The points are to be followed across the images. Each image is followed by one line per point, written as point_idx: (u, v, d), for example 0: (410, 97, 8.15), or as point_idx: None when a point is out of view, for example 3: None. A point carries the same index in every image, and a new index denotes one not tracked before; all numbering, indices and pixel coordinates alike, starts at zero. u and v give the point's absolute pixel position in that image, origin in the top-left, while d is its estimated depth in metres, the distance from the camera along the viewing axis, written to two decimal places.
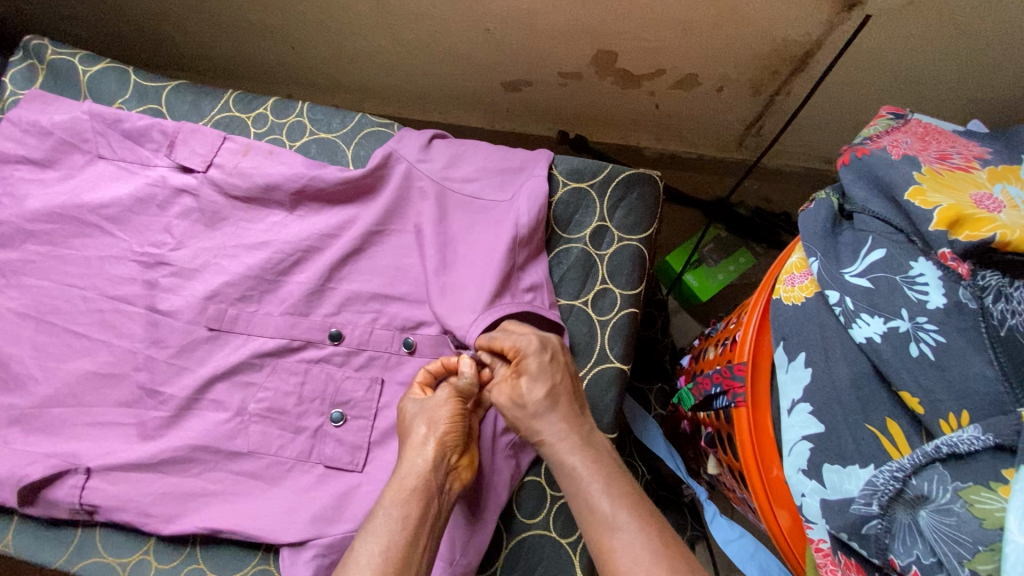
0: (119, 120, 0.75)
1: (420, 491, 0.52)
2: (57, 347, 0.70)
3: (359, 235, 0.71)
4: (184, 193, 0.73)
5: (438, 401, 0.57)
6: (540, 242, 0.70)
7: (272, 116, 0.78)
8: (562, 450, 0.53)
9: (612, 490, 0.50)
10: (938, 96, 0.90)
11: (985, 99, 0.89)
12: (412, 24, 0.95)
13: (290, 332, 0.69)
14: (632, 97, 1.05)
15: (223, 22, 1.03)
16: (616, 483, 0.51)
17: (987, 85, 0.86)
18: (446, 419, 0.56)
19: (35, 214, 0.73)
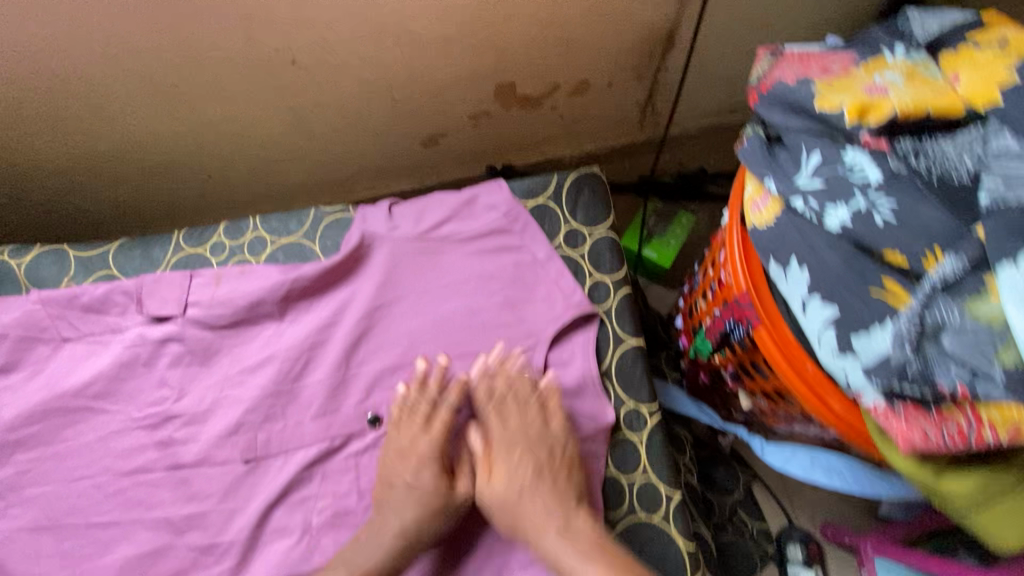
0: (75, 296, 0.73)
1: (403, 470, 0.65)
2: (85, 546, 0.65)
3: (362, 318, 0.74)
4: (168, 341, 0.71)
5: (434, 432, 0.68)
6: (551, 260, 0.76)
7: (227, 240, 0.78)
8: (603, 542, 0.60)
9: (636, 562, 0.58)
10: (784, 31, 1.05)
11: (817, 22, 1.05)
12: (322, 115, 0.99)
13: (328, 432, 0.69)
14: (538, 116, 1.14)
15: (135, 175, 1.03)
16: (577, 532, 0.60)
17: (816, 10, 1.02)
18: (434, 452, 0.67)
19: (14, 421, 0.69)
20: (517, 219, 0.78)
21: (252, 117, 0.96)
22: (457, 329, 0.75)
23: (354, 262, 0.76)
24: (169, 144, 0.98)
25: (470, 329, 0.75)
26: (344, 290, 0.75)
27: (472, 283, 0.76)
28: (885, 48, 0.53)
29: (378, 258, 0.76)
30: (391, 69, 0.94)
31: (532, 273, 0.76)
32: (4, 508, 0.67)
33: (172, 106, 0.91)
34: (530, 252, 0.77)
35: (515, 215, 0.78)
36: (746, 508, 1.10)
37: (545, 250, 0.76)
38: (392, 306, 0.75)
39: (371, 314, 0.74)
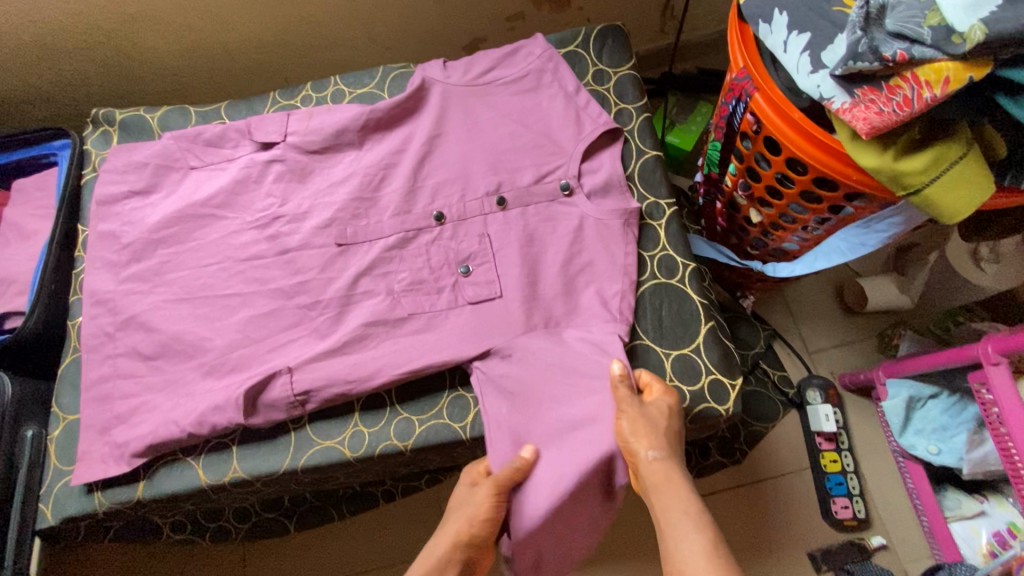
0: (199, 133, 0.91)
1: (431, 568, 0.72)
2: (216, 310, 0.83)
3: (426, 143, 0.89)
4: (273, 162, 0.89)
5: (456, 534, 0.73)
6: (582, 92, 0.90)
7: (314, 93, 0.95)
8: (661, 466, 0.63)
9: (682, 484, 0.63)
10: None
11: None
12: (382, 15, 1.17)
13: (402, 225, 0.84)
14: (568, 17, 1.29)
15: (227, 75, 1.22)
16: (668, 467, 0.63)
17: None
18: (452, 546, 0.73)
19: (157, 224, 0.87)
20: (553, 61, 0.91)
21: (326, 15, 1.14)
22: (504, 150, 0.88)
23: (418, 102, 0.91)
24: (257, 45, 1.17)
25: (514, 150, 0.88)
26: (410, 124, 0.91)
27: (515, 115, 0.90)
28: None
29: (437, 97, 0.91)
30: None
31: (566, 104, 0.89)
32: (152, 287, 0.85)
33: (262, 7, 1.09)
34: (564, 84, 0.90)
35: (551, 58, 0.92)
36: (766, 359, 1.20)
37: (577, 84, 0.90)
38: (449, 134, 0.90)
39: (433, 140, 0.89)
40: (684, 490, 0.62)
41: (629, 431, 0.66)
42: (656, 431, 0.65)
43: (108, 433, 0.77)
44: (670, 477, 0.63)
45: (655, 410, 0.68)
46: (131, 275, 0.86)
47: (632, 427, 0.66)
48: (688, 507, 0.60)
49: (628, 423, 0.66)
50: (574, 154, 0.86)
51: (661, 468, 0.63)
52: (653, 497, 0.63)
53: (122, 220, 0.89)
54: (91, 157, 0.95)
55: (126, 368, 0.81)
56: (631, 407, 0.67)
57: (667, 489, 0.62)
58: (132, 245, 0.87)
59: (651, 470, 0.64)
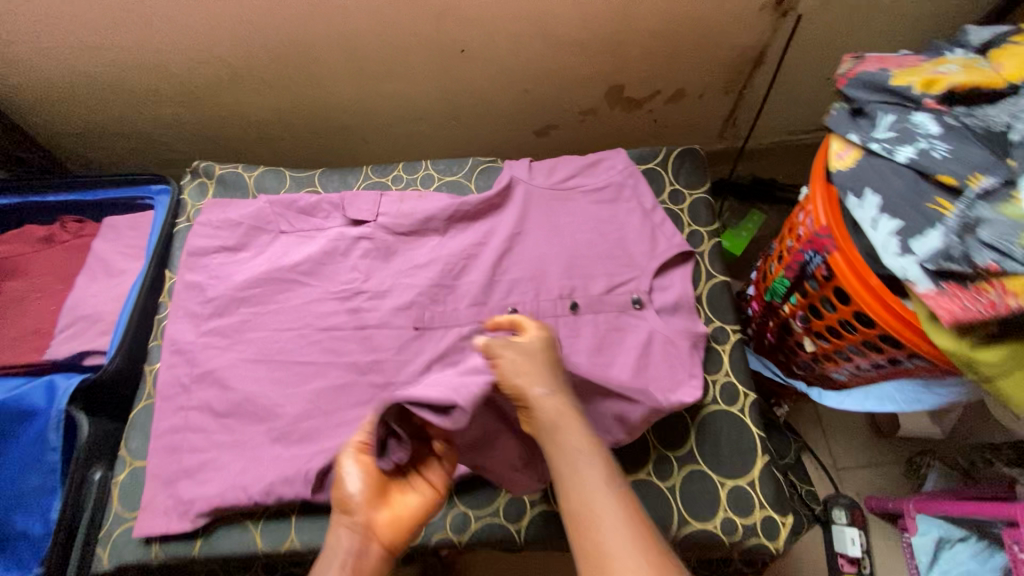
0: (294, 200, 0.97)
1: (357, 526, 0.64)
2: (291, 376, 0.86)
3: (506, 240, 0.94)
4: (362, 239, 0.94)
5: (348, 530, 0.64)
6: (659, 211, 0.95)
7: (405, 175, 1.02)
8: (601, 502, 0.57)
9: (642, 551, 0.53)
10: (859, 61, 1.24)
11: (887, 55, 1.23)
12: (466, 99, 1.25)
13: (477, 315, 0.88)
14: (637, 116, 1.37)
15: (312, 132, 1.29)
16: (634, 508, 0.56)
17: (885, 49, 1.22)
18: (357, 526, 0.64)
19: (244, 283, 0.92)
20: (634, 177, 0.97)
21: (416, 92, 1.21)
22: (579, 256, 0.93)
23: (501, 198, 0.97)
24: (347, 112, 1.24)
25: (589, 256, 0.92)
26: (491, 217, 0.96)
27: (593, 222, 0.95)
28: (948, 52, 0.72)
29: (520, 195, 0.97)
30: (532, 63, 1.17)
31: (642, 219, 0.94)
32: (230, 344, 0.89)
33: (360, 81, 1.17)
34: (642, 201, 0.95)
35: (633, 173, 0.98)
36: (795, 473, 1.21)
37: (655, 202, 0.96)
38: (528, 233, 0.95)
39: (514, 237, 0.94)
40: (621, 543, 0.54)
41: (523, 382, 0.63)
42: (553, 402, 0.62)
43: (172, 487, 0.79)
44: (590, 460, 0.59)
45: (551, 376, 0.65)
46: (212, 329, 0.89)
47: (516, 376, 0.63)
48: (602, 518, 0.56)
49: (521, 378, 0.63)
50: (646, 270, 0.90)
51: (619, 506, 0.57)
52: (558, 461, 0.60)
53: (210, 273, 0.94)
54: (186, 207, 1.01)
55: (196, 422, 0.83)
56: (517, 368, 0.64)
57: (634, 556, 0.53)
58: (217, 300, 0.91)
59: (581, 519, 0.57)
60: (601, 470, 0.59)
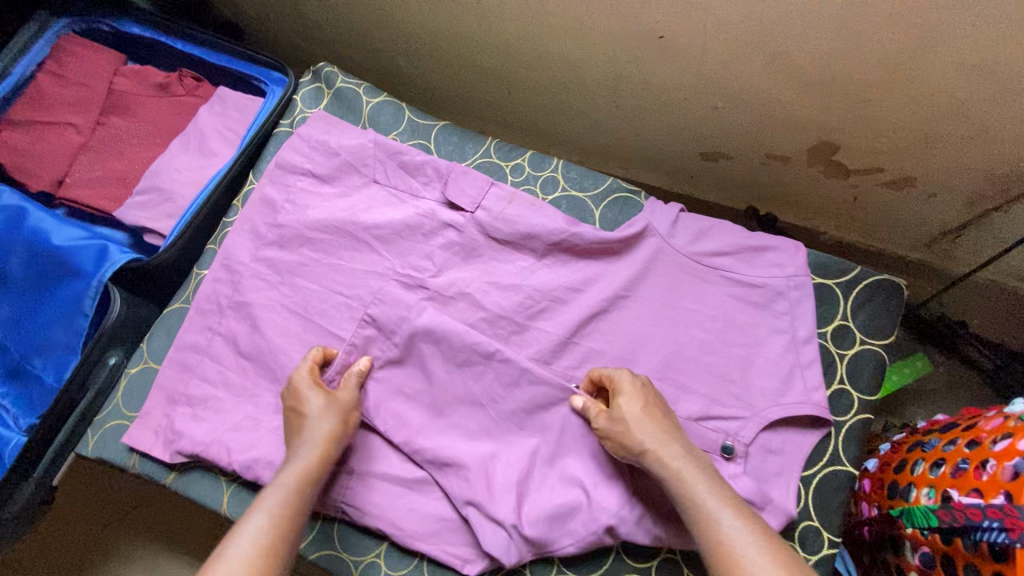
0: (400, 152, 0.83)
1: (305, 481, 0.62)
2: (321, 348, 0.77)
3: (607, 298, 0.76)
4: (449, 227, 0.80)
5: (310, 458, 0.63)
6: (812, 347, 0.72)
7: (529, 168, 0.84)
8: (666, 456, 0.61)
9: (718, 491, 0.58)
10: None
11: None
12: (640, 93, 1.02)
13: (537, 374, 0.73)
14: (834, 186, 1.07)
15: (456, 63, 1.13)
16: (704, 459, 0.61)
17: None
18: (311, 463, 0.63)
19: (314, 223, 0.82)
20: (798, 290, 0.74)
21: (585, 66, 1.01)
22: (683, 358, 0.74)
23: (624, 246, 0.78)
24: (502, 57, 1.07)
25: (695, 365, 0.73)
26: (603, 262, 0.78)
27: (720, 324, 0.75)
28: None
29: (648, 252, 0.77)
30: (737, 83, 0.92)
31: (782, 350, 0.73)
32: (277, 282, 0.81)
33: (530, 28, 0.98)
34: (795, 327, 0.73)
35: (802, 285, 0.74)
36: None
37: (811, 335, 0.73)
38: (636, 302, 0.76)
39: (618, 299, 0.76)
40: (255, 534, 0.55)
41: (624, 409, 0.64)
42: (657, 421, 0.63)
43: (172, 409, 0.75)
44: (708, 482, 0.58)
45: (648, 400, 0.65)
46: (267, 258, 0.82)
47: (623, 402, 0.64)
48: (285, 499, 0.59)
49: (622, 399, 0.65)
50: (755, 417, 0.70)
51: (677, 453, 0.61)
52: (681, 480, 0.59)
53: (289, 196, 0.84)
54: (294, 110, 0.90)
55: (217, 350, 0.78)
56: (622, 386, 0.66)
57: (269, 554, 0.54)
58: (283, 229, 0.82)
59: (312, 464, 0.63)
60: (717, 487, 0.58)
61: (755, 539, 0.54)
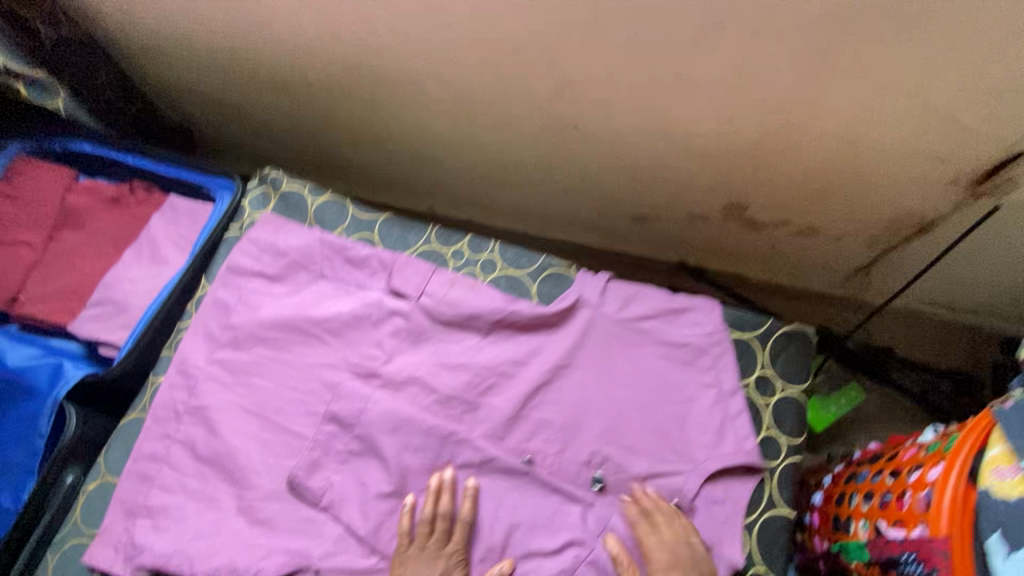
0: (345, 247, 0.89)
1: None
2: (280, 444, 0.79)
3: (549, 369, 0.81)
4: (395, 314, 0.84)
5: None
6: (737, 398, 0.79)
7: (468, 252, 0.91)
8: None
9: None
10: None
11: None
12: (569, 170, 1.11)
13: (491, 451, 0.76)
14: (753, 237, 1.17)
15: (400, 152, 1.21)
16: None
17: None
18: None
19: (266, 322, 0.86)
20: (717, 347, 0.81)
21: (517, 151, 1.10)
22: (623, 419, 0.79)
23: (560, 318, 0.84)
24: (441, 145, 1.15)
25: (636, 425, 0.78)
26: (543, 334, 0.84)
27: (653, 383, 0.81)
28: None
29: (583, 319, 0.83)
30: (650, 158, 1.02)
31: (710, 403, 0.79)
32: (233, 383, 0.83)
33: (461, 122, 1.07)
34: (717, 381, 0.80)
35: (720, 341, 0.81)
36: None
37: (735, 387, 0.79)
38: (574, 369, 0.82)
39: (559, 369, 0.81)
40: None
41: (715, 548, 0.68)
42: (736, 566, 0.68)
43: (132, 522, 0.75)
44: None
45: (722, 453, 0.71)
46: (222, 360, 0.84)
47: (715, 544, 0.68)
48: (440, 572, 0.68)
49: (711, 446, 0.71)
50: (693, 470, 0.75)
51: None
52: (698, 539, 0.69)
53: (241, 297, 0.89)
54: (243, 214, 0.96)
55: (176, 458, 0.79)
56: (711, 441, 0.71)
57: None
58: (236, 330, 0.86)
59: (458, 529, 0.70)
60: None
61: None
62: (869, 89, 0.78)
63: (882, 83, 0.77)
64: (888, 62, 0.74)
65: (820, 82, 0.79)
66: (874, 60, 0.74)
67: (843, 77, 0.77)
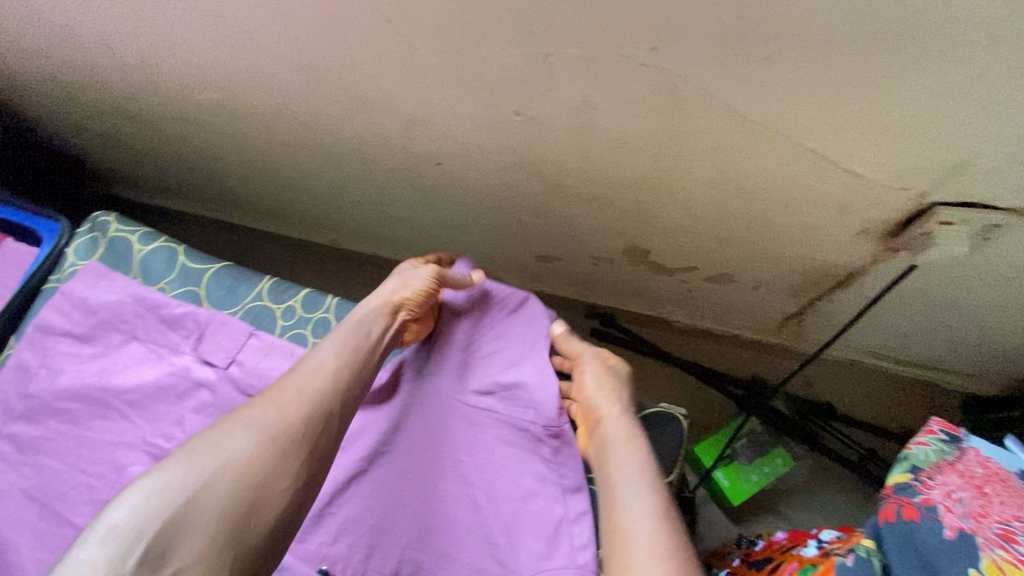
0: (160, 305, 0.79)
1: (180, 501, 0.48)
2: (56, 538, 0.70)
3: (365, 456, 0.70)
4: (201, 387, 0.74)
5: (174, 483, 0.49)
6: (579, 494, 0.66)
7: (300, 309, 0.80)
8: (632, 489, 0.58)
9: (655, 510, 0.56)
10: (1001, 315, 0.84)
11: None
12: (451, 207, 0.99)
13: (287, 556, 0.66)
14: (664, 281, 1.03)
15: (279, 183, 1.10)
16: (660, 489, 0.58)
17: None
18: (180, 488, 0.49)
19: (63, 391, 0.76)
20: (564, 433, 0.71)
21: (392, 186, 0.99)
22: (443, 521, 0.67)
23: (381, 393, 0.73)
24: (315, 178, 1.04)
25: (457, 528, 0.66)
26: (367, 409, 0.74)
27: (484, 475, 0.68)
28: None
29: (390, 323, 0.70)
30: (528, 199, 0.88)
31: (547, 502, 0.66)
32: (19, 462, 0.74)
33: (325, 156, 0.96)
34: (557, 475, 0.67)
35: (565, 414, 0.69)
36: None
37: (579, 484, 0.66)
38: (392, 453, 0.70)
39: (376, 455, 0.70)
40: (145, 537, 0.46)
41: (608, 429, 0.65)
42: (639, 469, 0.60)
43: None
44: (649, 511, 0.56)
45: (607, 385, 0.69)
46: (12, 435, 0.75)
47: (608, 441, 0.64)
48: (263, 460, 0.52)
49: (590, 373, 0.69)
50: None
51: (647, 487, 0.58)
52: (607, 443, 0.64)
53: (44, 360, 0.79)
54: (65, 264, 0.86)
55: None
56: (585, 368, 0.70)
57: (183, 500, 0.48)
58: (33, 399, 0.77)
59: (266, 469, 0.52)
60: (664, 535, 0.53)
61: (657, 543, 0.53)
62: (742, 135, 0.63)
63: (755, 129, 0.62)
64: (758, 108, 0.59)
65: (683, 125, 0.64)
66: (736, 104, 0.59)
67: (706, 121, 0.63)
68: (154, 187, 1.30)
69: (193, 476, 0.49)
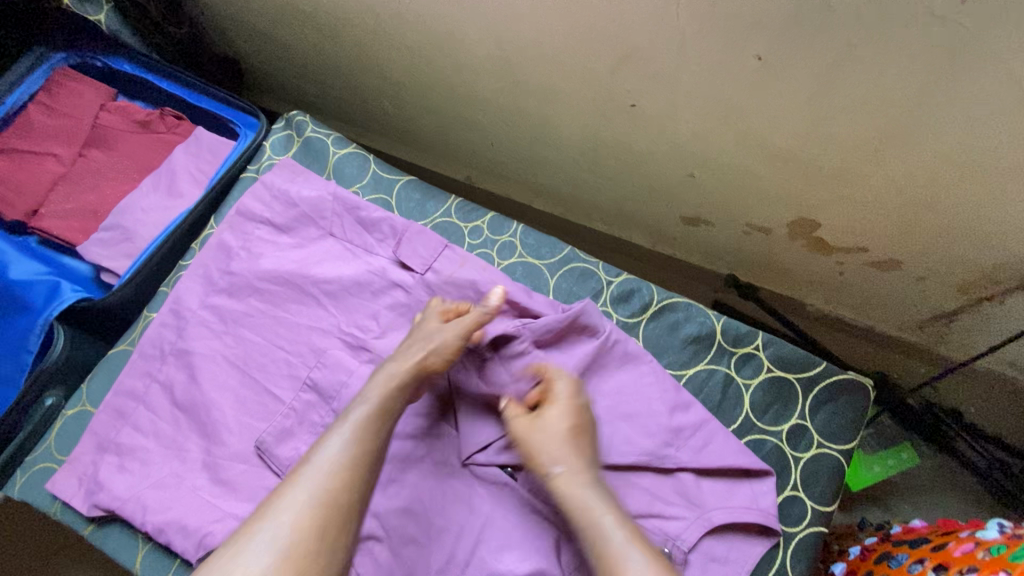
0: (357, 207, 0.82)
1: (303, 529, 0.50)
2: (256, 404, 0.75)
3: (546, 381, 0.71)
4: (397, 288, 0.78)
5: (284, 518, 0.51)
6: (752, 469, 0.66)
7: (487, 231, 0.83)
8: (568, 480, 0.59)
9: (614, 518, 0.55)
10: None
11: None
12: (619, 154, 0.99)
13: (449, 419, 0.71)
14: (818, 261, 1.01)
15: (439, 111, 1.12)
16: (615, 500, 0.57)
17: None
18: (291, 524, 0.50)
19: (264, 273, 0.81)
20: (748, 383, 0.71)
21: (563, 126, 0.99)
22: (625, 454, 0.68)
23: (563, 326, 0.71)
24: (482, 109, 1.05)
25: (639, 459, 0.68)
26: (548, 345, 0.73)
27: (668, 415, 0.69)
28: None
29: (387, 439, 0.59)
30: (715, 155, 0.88)
31: (735, 447, 0.67)
32: (221, 332, 0.79)
33: (507, 88, 0.97)
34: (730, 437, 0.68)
35: (723, 388, 0.72)
36: None
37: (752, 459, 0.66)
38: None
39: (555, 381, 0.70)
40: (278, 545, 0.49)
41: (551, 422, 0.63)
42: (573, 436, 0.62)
43: (100, 456, 0.74)
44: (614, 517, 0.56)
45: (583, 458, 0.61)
46: (214, 306, 0.80)
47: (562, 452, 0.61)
48: (315, 513, 0.51)
49: (547, 458, 0.61)
50: (697, 521, 0.64)
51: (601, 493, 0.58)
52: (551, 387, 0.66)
53: (245, 243, 0.84)
54: (262, 156, 0.90)
55: (153, 399, 0.77)
56: (554, 442, 0.61)
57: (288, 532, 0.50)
58: (234, 277, 0.81)
59: (320, 527, 0.51)
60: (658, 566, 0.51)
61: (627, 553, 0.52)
62: (994, 108, 0.65)
63: (1013, 102, 0.63)
64: None
65: (937, 86, 0.65)
66: (1012, 70, 0.60)
67: (965, 85, 0.64)
68: (297, 103, 1.32)
69: (287, 515, 0.51)
